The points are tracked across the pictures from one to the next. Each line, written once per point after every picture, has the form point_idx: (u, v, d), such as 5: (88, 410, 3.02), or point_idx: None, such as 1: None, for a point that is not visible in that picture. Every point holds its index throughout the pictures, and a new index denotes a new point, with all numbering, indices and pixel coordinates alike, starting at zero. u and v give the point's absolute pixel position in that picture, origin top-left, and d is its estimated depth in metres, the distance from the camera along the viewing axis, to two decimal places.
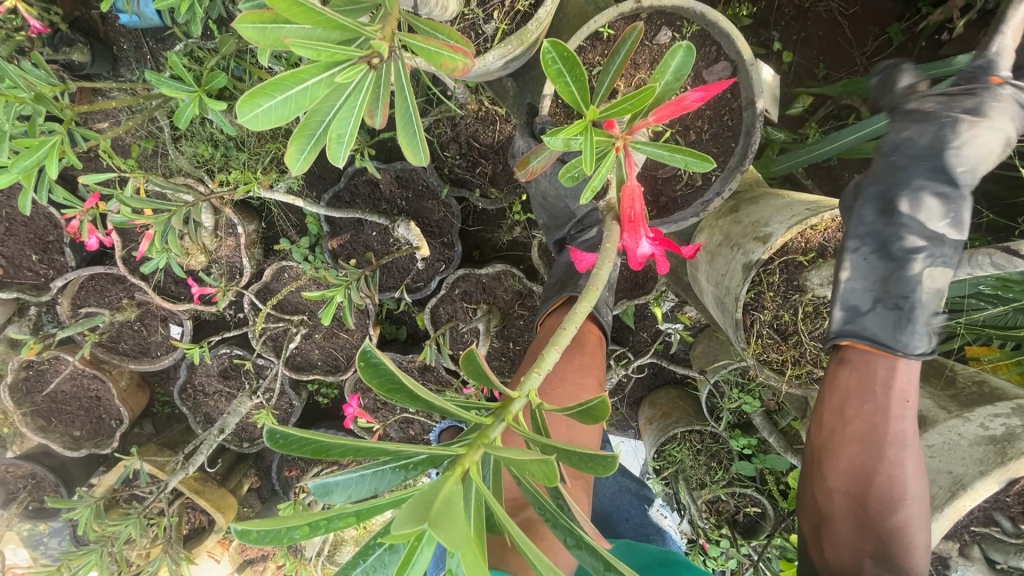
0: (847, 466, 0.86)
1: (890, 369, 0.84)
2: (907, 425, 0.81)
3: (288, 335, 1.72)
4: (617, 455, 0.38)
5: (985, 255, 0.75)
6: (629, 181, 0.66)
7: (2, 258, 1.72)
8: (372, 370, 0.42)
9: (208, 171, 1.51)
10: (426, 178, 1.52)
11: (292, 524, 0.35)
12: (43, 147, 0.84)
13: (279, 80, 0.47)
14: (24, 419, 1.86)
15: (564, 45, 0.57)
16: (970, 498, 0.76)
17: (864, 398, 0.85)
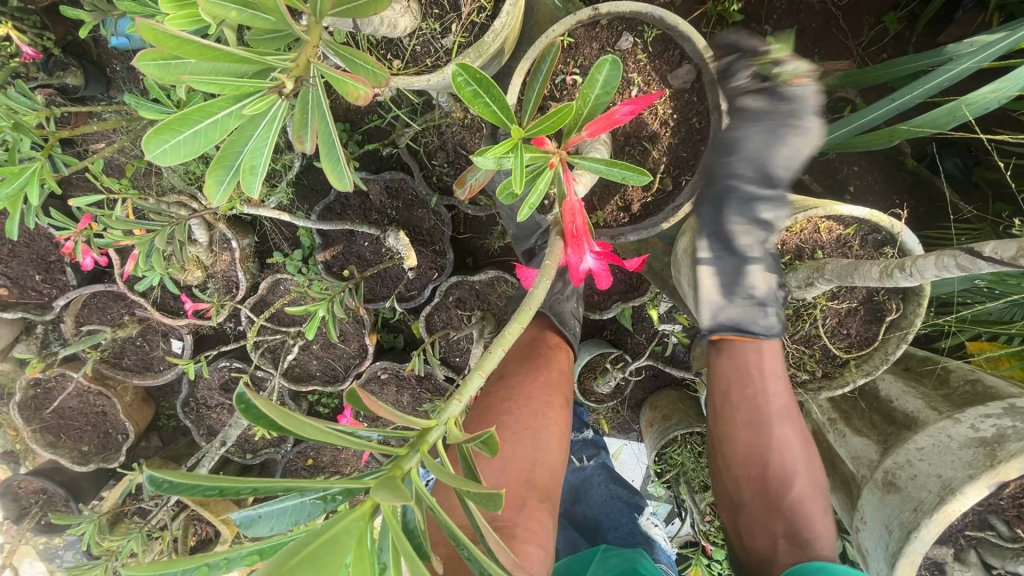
0: (747, 453, 1.03)
1: (754, 353, 1.07)
2: (777, 398, 1.04)
3: (286, 347, 1.73)
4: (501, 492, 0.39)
5: (950, 256, 0.75)
6: (569, 199, 0.73)
7: (7, 279, 1.76)
8: (254, 413, 0.46)
9: (200, 187, 1.52)
10: (415, 188, 1.52)
11: (186, 565, 0.38)
12: (23, 174, 0.86)
13: (189, 115, 0.55)
14: (33, 436, 1.90)
15: (473, 69, 0.58)
16: (959, 503, 0.79)
17: (746, 382, 1.05)
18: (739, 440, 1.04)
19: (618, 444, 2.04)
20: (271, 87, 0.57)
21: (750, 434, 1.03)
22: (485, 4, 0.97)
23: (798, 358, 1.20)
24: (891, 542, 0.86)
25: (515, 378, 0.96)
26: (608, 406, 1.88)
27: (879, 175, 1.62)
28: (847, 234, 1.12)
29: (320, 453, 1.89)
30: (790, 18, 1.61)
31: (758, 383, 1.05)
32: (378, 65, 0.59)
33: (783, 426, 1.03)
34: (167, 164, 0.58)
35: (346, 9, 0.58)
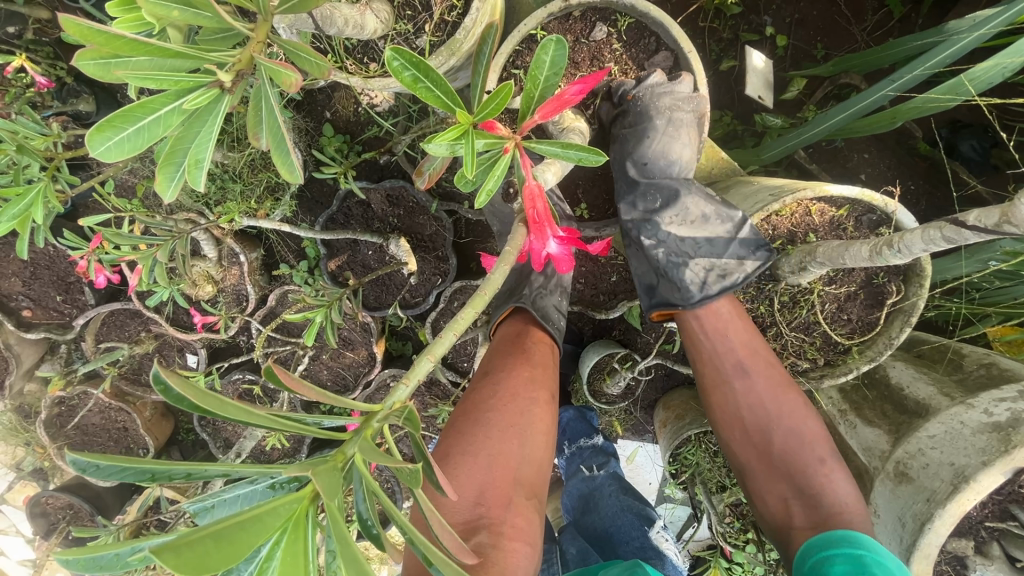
0: (731, 419, 1.05)
1: (697, 321, 1.09)
2: (735, 354, 1.06)
3: (296, 357, 1.76)
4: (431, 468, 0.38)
5: (937, 228, 0.73)
6: (529, 183, 0.71)
7: (30, 301, 1.83)
8: (177, 397, 0.49)
9: (206, 204, 1.56)
10: (415, 194, 1.54)
11: (119, 547, 0.43)
12: (28, 195, 0.89)
13: (129, 112, 0.57)
14: (59, 452, 1.96)
15: (408, 52, 0.59)
16: (974, 491, 0.75)
17: (699, 347, 1.09)
18: (712, 406, 1.07)
19: (632, 447, 2.01)
20: (212, 80, 0.59)
21: (720, 397, 1.06)
22: (458, 4, 0.98)
23: (801, 347, 1.17)
24: (904, 533, 0.83)
25: (496, 377, 0.95)
26: (619, 407, 1.86)
27: (891, 160, 1.57)
28: (840, 216, 1.10)
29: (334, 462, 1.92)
30: (788, 6, 1.58)
31: (709, 343, 1.08)
32: (321, 58, 0.60)
33: (749, 382, 1.04)
34: (115, 159, 0.59)
35: (292, 5, 0.58)
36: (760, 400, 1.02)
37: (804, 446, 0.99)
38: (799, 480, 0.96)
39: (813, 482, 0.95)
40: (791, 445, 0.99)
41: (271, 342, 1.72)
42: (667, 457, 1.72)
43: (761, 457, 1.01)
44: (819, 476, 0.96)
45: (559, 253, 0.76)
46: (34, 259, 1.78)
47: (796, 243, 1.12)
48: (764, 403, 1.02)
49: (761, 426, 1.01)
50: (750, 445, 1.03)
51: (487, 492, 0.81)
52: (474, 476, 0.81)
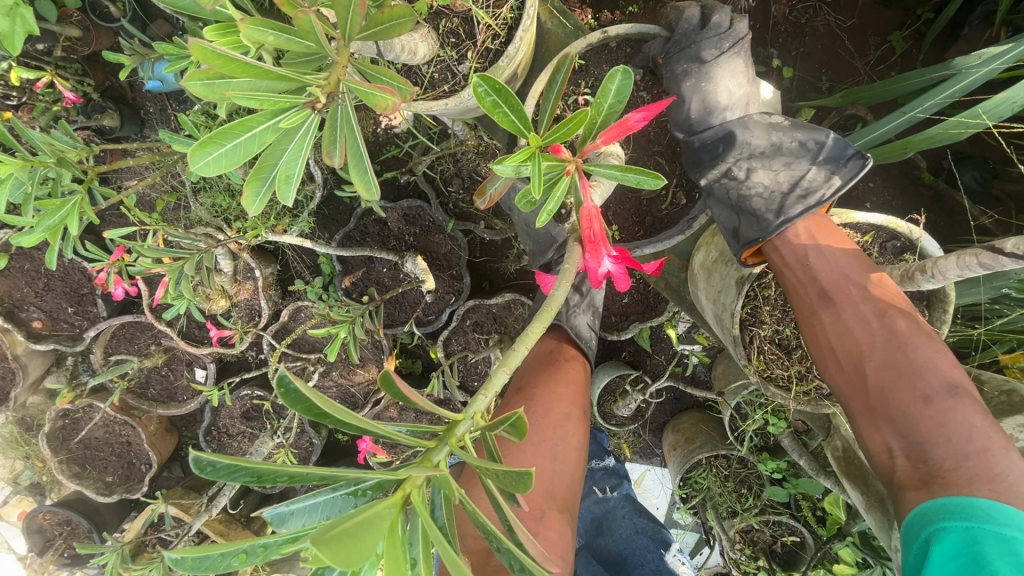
0: (826, 352, 0.95)
1: (787, 252, 1.02)
2: (820, 282, 0.97)
3: (305, 374, 1.78)
4: (530, 472, 0.38)
5: (971, 254, 0.74)
6: (589, 203, 0.74)
7: (41, 312, 1.83)
8: (292, 398, 0.48)
9: (225, 219, 1.57)
10: (432, 214, 1.56)
11: (227, 549, 0.39)
12: (64, 207, 0.91)
13: (229, 129, 0.60)
14: (60, 466, 1.94)
15: (494, 79, 0.62)
16: None
17: (787, 278, 1.01)
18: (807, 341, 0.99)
19: (640, 470, 1.98)
20: (306, 102, 0.62)
21: (809, 327, 0.98)
22: (499, 32, 1.02)
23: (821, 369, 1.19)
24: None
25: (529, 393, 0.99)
26: (629, 429, 1.85)
27: (896, 190, 1.61)
28: (865, 242, 1.12)
29: None
30: (795, 41, 1.64)
31: (797, 272, 1.00)
32: (404, 80, 0.65)
33: (842, 314, 0.94)
34: (209, 174, 0.62)
35: (372, 32, 0.62)
36: (854, 328, 0.93)
37: (914, 384, 0.85)
38: (899, 419, 0.84)
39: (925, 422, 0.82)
40: (889, 379, 0.87)
41: (283, 358, 1.74)
42: (677, 481, 1.71)
43: (852, 393, 0.91)
44: (924, 413, 0.82)
45: (615, 273, 0.77)
46: (48, 271, 1.78)
47: None
48: (857, 331, 0.92)
49: (852, 353, 0.92)
50: (842, 380, 0.93)
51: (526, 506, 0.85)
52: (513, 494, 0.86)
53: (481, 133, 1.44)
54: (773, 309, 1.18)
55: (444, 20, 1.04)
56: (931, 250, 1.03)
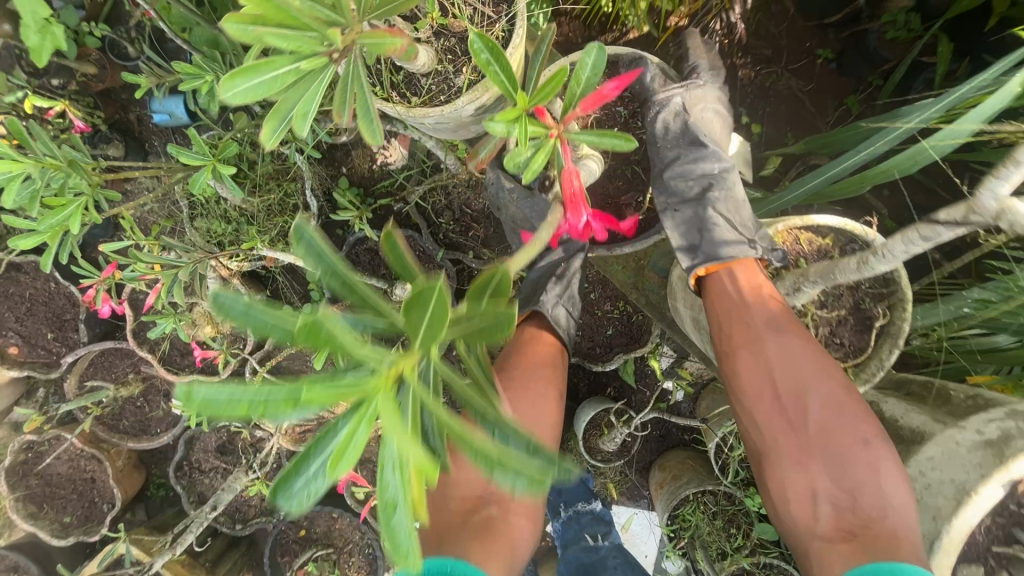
0: (755, 382, 1.04)
1: (732, 281, 1.13)
2: (773, 317, 1.07)
3: (287, 404, 1.76)
4: (452, 309, 0.45)
5: (912, 228, 0.77)
6: (568, 163, 0.86)
7: (19, 337, 1.79)
8: (303, 245, 0.54)
9: (219, 244, 1.61)
10: (423, 244, 1.61)
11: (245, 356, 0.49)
12: (68, 208, 0.94)
13: (255, 68, 0.65)
14: (16, 504, 1.83)
15: (488, 37, 0.71)
16: (977, 502, 0.78)
17: (732, 304, 1.11)
18: (741, 367, 1.07)
19: (627, 513, 1.93)
20: (326, 51, 0.69)
21: (749, 353, 1.06)
22: (492, 52, 1.13)
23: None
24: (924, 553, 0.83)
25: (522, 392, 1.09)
26: (615, 467, 1.82)
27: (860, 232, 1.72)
28: (827, 244, 1.19)
29: (314, 523, 1.87)
30: (760, 102, 1.81)
31: (745, 306, 1.09)
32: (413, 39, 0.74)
33: (800, 352, 1.02)
34: (230, 107, 0.67)
35: (388, 7, 0.76)
36: (799, 360, 1.01)
37: (850, 429, 0.94)
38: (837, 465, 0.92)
39: (859, 473, 0.90)
40: (825, 419, 0.96)
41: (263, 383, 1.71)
42: (665, 521, 1.67)
43: (790, 433, 0.99)
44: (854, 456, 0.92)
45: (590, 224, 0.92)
46: (33, 296, 1.77)
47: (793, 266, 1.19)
48: (802, 363, 1.01)
49: (796, 392, 0.99)
50: (778, 417, 1.01)
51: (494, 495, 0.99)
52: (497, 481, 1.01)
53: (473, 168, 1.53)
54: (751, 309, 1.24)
55: (442, 40, 1.15)
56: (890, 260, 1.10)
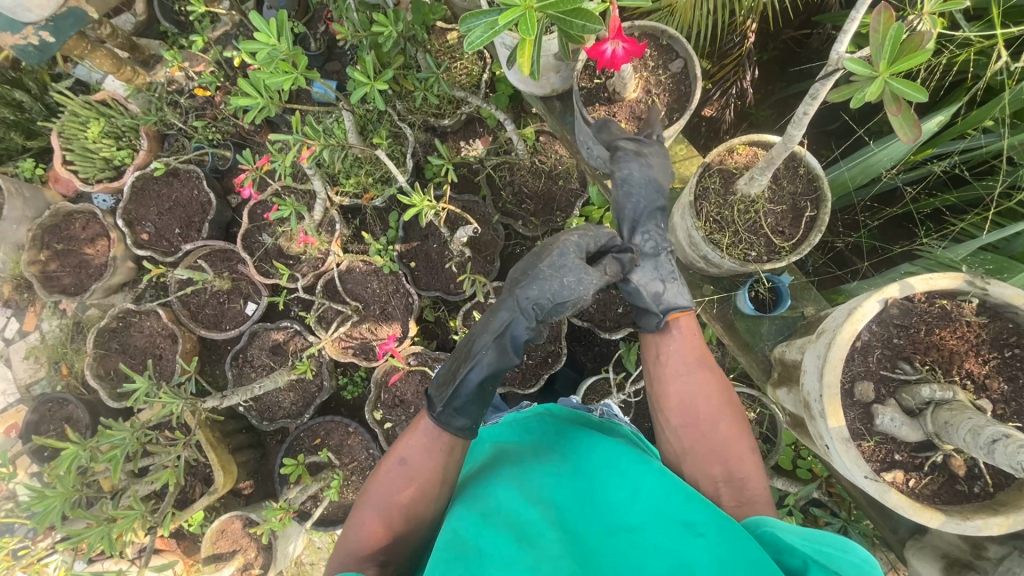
0: (677, 392, 1.16)
1: (670, 347, 1.22)
2: (692, 367, 1.19)
3: (342, 320, 2.09)
4: None
5: (802, 105, 0.96)
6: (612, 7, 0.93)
7: (153, 228, 2.25)
8: None
9: (333, 179, 2.09)
10: (485, 208, 2.05)
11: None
12: (289, 76, 1.44)
13: None
14: (94, 359, 2.16)
15: None
16: (857, 315, 0.99)
17: (666, 371, 1.20)
18: (670, 396, 1.16)
19: None
20: None
21: (678, 390, 1.16)
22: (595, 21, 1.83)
23: (745, 241, 1.22)
24: (821, 362, 1.02)
25: (433, 426, 1.16)
26: None
27: None
28: (794, 157, 1.22)
29: (329, 436, 2.09)
30: None
31: (673, 343, 1.23)
32: None
33: (702, 378, 1.17)
34: None
35: None
36: (712, 416, 1.12)
37: (720, 413, 1.14)
38: (723, 440, 1.10)
39: (717, 435, 1.10)
40: (729, 435, 1.11)
41: (338, 279, 2.08)
42: None
43: (695, 412, 1.14)
44: (747, 466, 1.07)
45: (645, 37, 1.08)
46: (176, 199, 2.26)
47: (751, 165, 1.22)
48: (701, 366, 1.19)
49: (709, 409, 1.13)
50: (698, 437, 1.12)
51: (392, 538, 1.08)
52: (420, 455, 1.13)
53: (537, 156, 2.02)
54: (715, 193, 1.24)
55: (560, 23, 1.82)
56: (815, 167, 1.17)
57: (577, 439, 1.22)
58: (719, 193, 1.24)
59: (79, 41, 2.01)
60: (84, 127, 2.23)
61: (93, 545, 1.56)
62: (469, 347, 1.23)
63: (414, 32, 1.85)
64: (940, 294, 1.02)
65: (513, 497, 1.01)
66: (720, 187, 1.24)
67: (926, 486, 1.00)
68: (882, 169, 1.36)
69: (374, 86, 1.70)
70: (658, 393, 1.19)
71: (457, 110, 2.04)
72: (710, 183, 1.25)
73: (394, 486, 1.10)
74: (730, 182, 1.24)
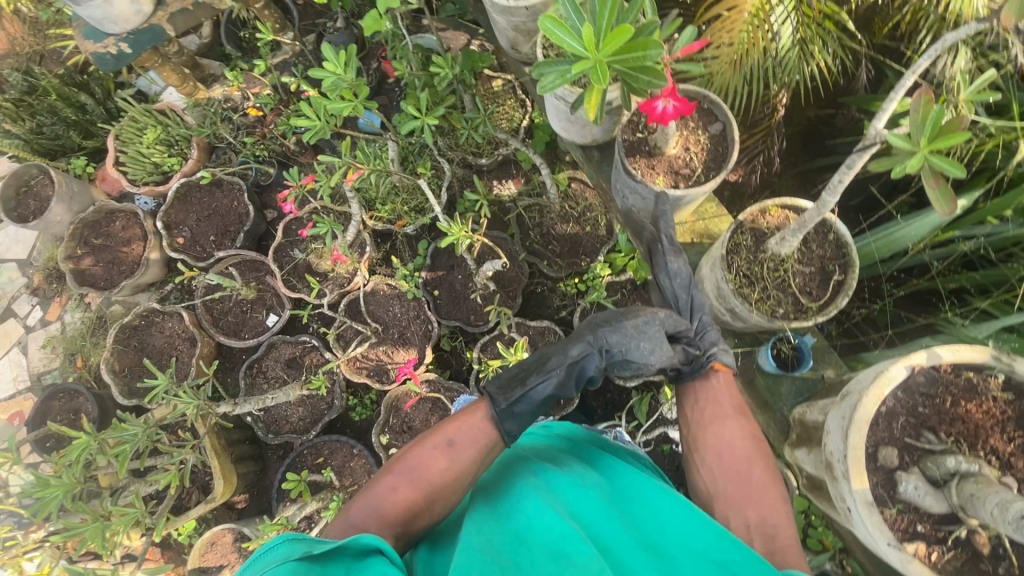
0: (715, 431, 1.17)
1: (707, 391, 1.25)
2: (730, 411, 1.20)
3: (360, 341, 2.11)
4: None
5: (838, 174, 1.02)
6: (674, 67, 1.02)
7: (189, 233, 2.33)
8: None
9: (369, 204, 2.18)
10: (512, 245, 2.11)
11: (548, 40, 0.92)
12: (350, 103, 1.54)
13: None
14: (112, 354, 2.18)
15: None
16: (885, 378, 1.01)
17: (703, 412, 1.21)
18: (707, 436, 1.17)
19: None
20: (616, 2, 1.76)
21: (715, 430, 1.17)
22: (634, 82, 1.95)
23: (774, 295, 1.26)
24: (845, 423, 1.03)
25: (487, 421, 1.14)
26: None
27: None
28: (823, 224, 1.28)
29: (332, 456, 2.06)
30: None
31: (713, 387, 1.25)
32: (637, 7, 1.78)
33: (740, 422, 1.18)
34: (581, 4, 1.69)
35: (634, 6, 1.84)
36: (749, 457, 1.12)
37: (756, 458, 1.13)
38: (760, 483, 1.08)
39: (754, 478, 1.09)
40: (765, 477, 1.09)
41: (362, 299, 2.13)
42: None
43: (731, 453, 1.13)
44: (781, 513, 1.05)
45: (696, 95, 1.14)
46: (216, 208, 2.34)
47: (782, 227, 1.27)
48: (738, 411, 1.20)
49: (746, 451, 1.13)
50: (734, 476, 1.11)
51: (415, 513, 1.02)
52: (468, 444, 1.11)
53: (567, 202, 2.10)
54: (747, 250, 1.29)
55: None
56: (844, 234, 1.22)
57: (605, 466, 1.21)
58: (750, 250, 1.29)
59: (152, 55, 2.16)
60: (141, 133, 2.35)
61: (87, 540, 1.53)
62: (543, 361, 1.27)
63: (464, 77, 1.98)
64: (966, 366, 1.04)
65: (545, 508, 1.00)
66: (752, 245, 1.29)
67: (948, 562, 0.98)
68: (906, 244, 1.40)
69: (423, 120, 1.81)
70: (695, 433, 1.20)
71: (495, 151, 2.14)
72: (743, 239, 1.30)
73: (433, 462, 1.06)
74: (762, 241, 1.29)
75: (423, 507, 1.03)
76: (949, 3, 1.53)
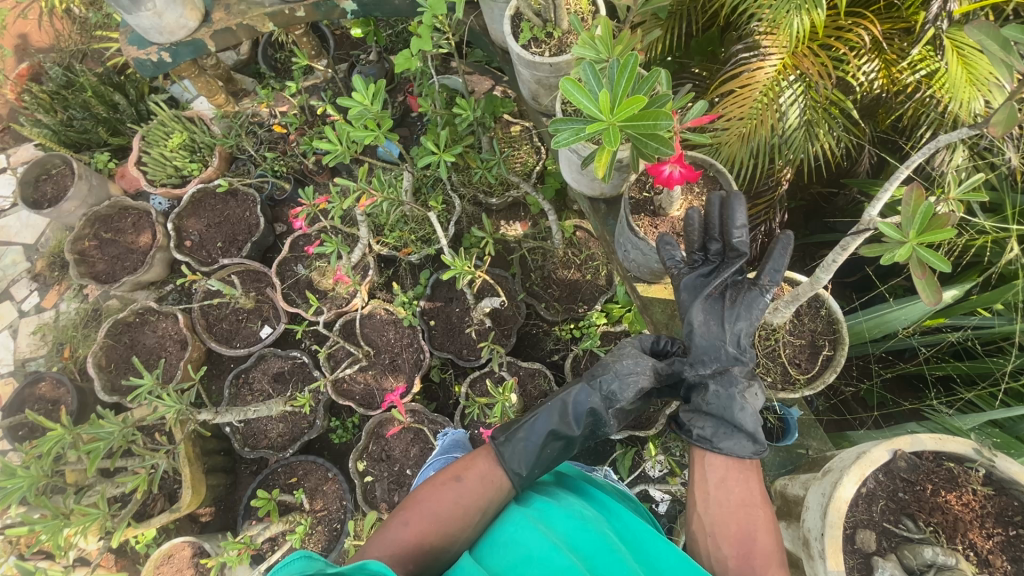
0: (737, 522, 1.03)
1: (722, 469, 1.11)
2: (754, 499, 1.06)
3: (350, 363, 2.11)
4: (636, 59, 0.90)
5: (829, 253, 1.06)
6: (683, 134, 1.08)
7: (198, 238, 2.37)
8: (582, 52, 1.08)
9: (377, 229, 2.22)
10: (512, 285, 2.15)
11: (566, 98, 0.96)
12: (372, 133, 1.60)
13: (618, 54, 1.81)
14: (102, 349, 2.17)
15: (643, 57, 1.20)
16: (866, 460, 1.02)
17: (723, 496, 1.07)
18: (727, 526, 1.03)
19: None
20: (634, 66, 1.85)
21: (738, 521, 1.03)
22: None
23: (763, 364, 1.29)
24: (825, 501, 1.03)
25: (493, 460, 1.15)
26: None
27: None
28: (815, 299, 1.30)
29: (306, 478, 2.02)
30: None
31: (739, 471, 1.10)
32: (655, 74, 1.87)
33: (762, 513, 1.05)
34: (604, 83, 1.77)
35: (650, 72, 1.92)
36: (768, 556, 1.00)
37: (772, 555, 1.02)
38: None
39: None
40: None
41: (356, 323, 2.14)
42: None
43: (748, 548, 1.01)
44: None
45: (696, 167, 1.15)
46: (227, 216, 2.39)
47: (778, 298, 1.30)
48: (760, 500, 1.07)
49: (767, 549, 1.01)
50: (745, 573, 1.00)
51: (425, 551, 1.02)
52: (477, 482, 1.12)
53: (569, 249, 2.14)
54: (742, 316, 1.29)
55: None
56: (837, 312, 1.24)
57: (598, 498, 1.21)
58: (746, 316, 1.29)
59: (189, 66, 2.25)
60: (167, 137, 2.43)
61: (43, 537, 1.49)
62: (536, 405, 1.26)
63: (484, 120, 2.06)
64: (947, 456, 1.04)
65: (543, 538, 1.00)
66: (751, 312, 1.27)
67: None
68: (896, 326, 1.43)
69: (439, 157, 1.87)
70: (709, 521, 1.05)
71: (505, 192, 2.21)
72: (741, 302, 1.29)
73: (442, 496, 1.08)
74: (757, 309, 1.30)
75: (431, 544, 1.03)
76: (948, 104, 1.62)
